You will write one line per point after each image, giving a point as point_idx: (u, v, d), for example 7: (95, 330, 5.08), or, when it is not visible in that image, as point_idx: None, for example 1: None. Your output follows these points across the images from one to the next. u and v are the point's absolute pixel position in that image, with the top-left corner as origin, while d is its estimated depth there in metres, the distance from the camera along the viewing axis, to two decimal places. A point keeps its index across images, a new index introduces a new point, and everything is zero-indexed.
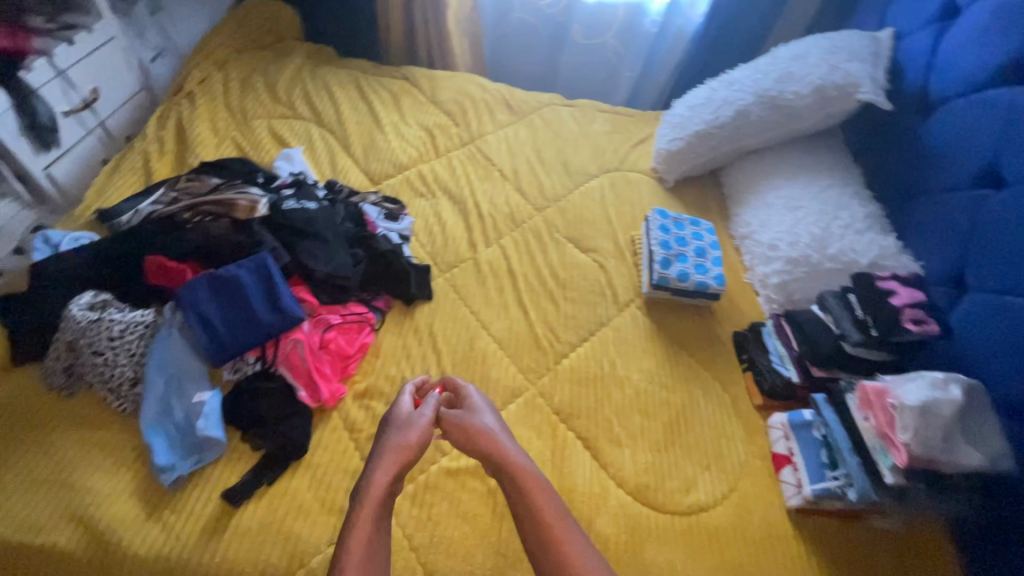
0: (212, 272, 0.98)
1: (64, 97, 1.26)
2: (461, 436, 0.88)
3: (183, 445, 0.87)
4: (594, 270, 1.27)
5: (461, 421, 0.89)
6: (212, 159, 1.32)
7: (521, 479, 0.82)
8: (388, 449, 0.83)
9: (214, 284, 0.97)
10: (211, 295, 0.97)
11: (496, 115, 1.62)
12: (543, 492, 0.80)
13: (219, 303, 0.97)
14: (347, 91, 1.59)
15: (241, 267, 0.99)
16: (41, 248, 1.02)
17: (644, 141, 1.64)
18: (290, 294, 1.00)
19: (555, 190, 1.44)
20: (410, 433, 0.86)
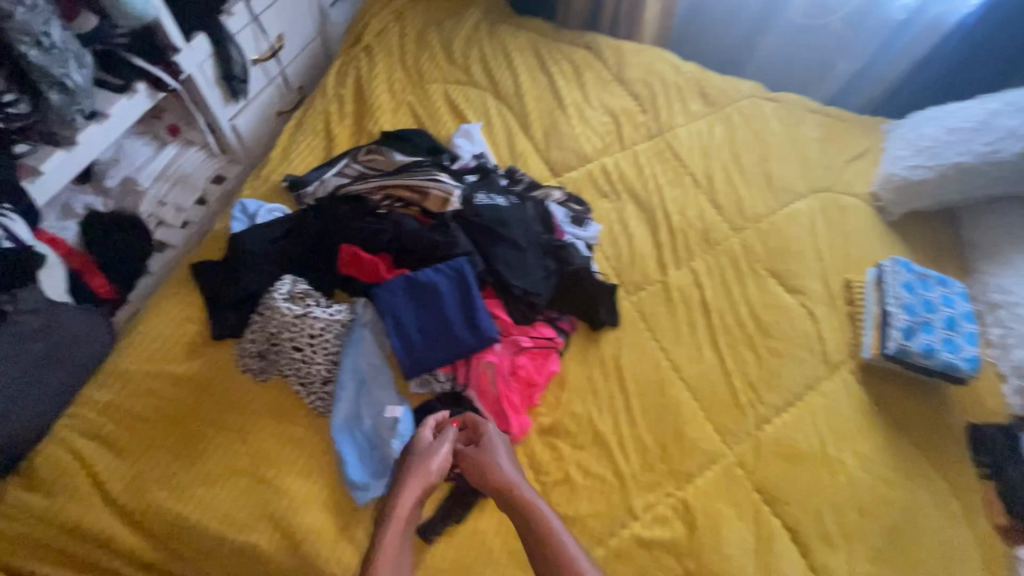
0: (410, 274, 0.91)
1: (255, 45, 1.19)
2: (490, 482, 0.79)
3: (377, 460, 0.84)
4: (802, 318, 1.09)
5: (481, 461, 0.80)
6: (391, 128, 1.22)
7: (552, 539, 0.72)
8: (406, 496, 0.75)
9: (412, 288, 0.90)
10: (407, 301, 0.90)
11: (689, 103, 1.40)
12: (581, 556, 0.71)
13: (414, 309, 0.90)
14: (526, 58, 1.42)
15: (438, 271, 0.91)
16: (239, 219, 1.00)
17: (864, 156, 1.35)
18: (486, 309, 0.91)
19: (756, 208, 1.24)
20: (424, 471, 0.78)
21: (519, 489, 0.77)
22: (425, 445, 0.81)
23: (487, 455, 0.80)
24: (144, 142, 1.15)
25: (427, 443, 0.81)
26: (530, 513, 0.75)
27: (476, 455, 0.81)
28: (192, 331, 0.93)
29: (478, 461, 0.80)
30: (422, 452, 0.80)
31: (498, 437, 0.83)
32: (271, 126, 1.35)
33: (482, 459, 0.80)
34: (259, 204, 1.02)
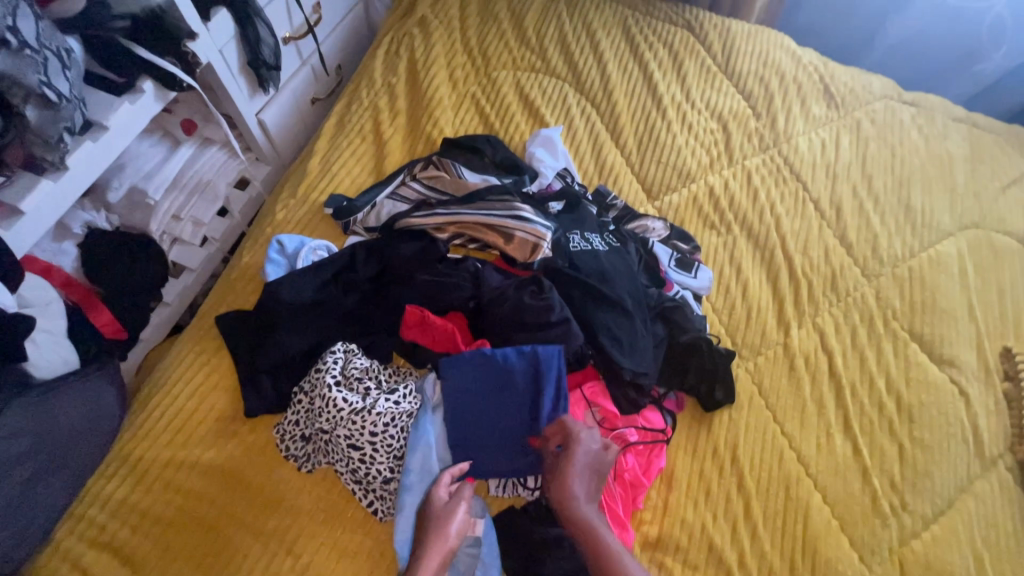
0: (475, 361, 0.71)
1: (287, 19, 0.95)
2: (573, 509, 0.67)
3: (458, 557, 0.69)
4: (951, 398, 0.90)
5: (571, 482, 0.67)
6: (453, 131, 1.00)
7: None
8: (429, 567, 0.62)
9: (479, 380, 0.71)
10: (478, 394, 0.71)
11: (812, 106, 1.15)
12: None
13: (489, 406, 0.71)
14: (614, 40, 1.16)
15: (510, 356, 0.72)
16: (276, 261, 0.79)
17: (1020, 183, 1.12)
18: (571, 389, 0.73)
19: (894, 249, 1.02)
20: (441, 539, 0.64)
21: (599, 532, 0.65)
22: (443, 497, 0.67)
23: (575, 476, 0.67)
24: (150, 142, 0.92)
25: (440, 491, 0.67)
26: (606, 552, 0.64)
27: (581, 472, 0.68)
28: (221, 402, 0.75)
29: (562, 481, 0.67)
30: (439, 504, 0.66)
31: (584, 460, 0.68)
32: (306, 117, 1.12)
33: (574, 480, 0.67)
34: (300, 241, 0.81)
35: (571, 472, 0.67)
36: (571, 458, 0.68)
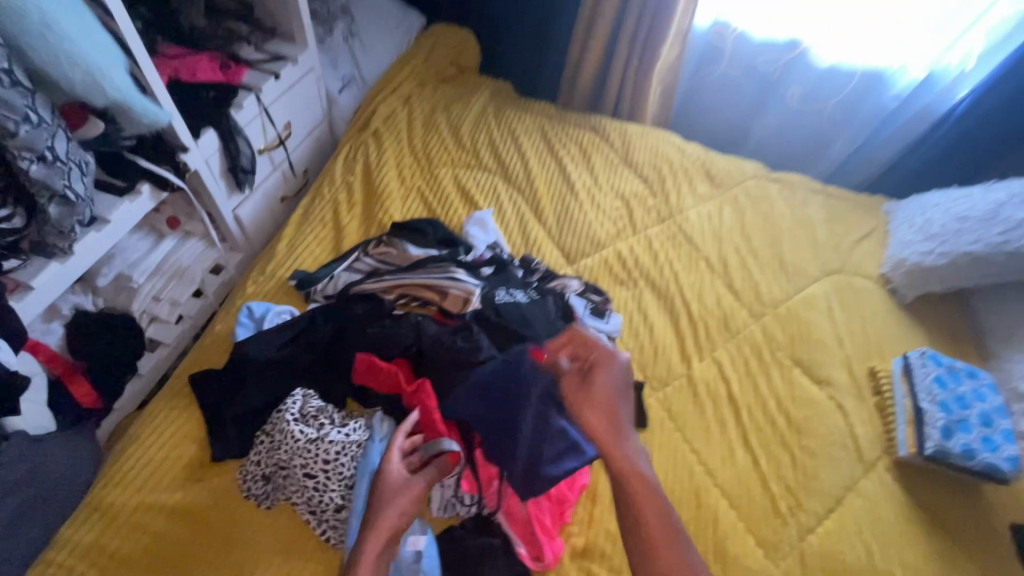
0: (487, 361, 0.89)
1: (262, 133, 1.17)
2: (601, 432, 0.73)
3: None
4: (831, 412, 1.06)
5: (591, 400, 0.75)
6: (401, 216, 1.20)
7: (635, 500, 0.66)
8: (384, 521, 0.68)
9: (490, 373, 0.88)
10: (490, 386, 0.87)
11: (697, 186, 1.42)
12: (664, 523, 0.65)
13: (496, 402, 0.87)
14: (534, 142, 1.43)
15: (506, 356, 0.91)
16: (246, 324, 0.93)
17: (870, 238, 1.37)
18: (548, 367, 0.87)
19: (772, 293, 1.23)
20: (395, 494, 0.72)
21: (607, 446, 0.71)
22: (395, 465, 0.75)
23: (603, 408, 0.74)
24: (139, 237, 1.09)
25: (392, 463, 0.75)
26: (619, 472, 0.69)
27: (595, 394, 0.76)
28: (189, 452, 0.84)
29: (589, 404, 0.75)
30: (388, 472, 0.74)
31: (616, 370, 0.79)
32: (275, 211, 1.31)
33: (582, 402, 0.76)
34: (267, 307, 0.96)
35: (574, 390, 0.78)
36: (586, 386, 0.77)
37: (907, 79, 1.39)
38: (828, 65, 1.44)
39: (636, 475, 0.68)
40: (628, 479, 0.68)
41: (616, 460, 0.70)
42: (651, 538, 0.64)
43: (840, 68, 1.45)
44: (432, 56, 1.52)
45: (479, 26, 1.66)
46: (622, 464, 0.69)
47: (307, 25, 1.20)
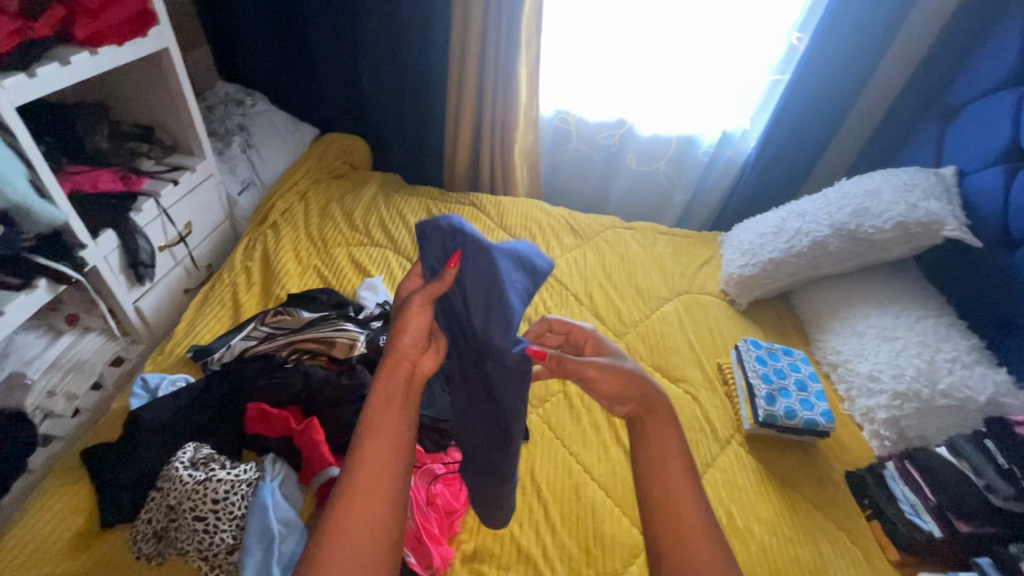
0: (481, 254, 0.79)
1: (162, 232, 1.31)
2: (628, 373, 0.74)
3: None
4: (688, 403, 1.23)
5: (601, 357, 0.80)
6: (297, 289, 1.33)
7: (664, 428, 0.71)
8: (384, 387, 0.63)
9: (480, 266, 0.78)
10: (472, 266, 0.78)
11: (563, 239, 1.66)
12: (682, 452, 0.70)
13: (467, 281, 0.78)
14: (419, 218, 1.64)
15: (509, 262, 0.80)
16: (139, 394, 1.01)
17: (709, 262, 1.63)
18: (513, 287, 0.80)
19: (632, 315, 1.44)
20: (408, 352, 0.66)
21: (640, 386, 0.74)
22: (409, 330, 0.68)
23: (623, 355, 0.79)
24: (36, 334, 1.14)
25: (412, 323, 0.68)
26: (659, 414, 0.72)
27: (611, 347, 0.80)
28: (78, 522, 0.87)
29: (607, 360, 0.76)
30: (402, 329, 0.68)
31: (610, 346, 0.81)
32: (177, 303, 1.41)
33: (598, 351, 0.80)
34: (161, 377, 1.05)
35: (598, 348, 0.81)
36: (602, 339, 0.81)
37: (709, 138, 1.77)
38: (650, 135, 1.81)
39: (657, 401, 0.73)
40: (651, 406, 0.73)
41: (655, 400, 0.73)
42: (662, 451, 0.69)
43: (659, 137, 1.81)
44: (325, 158, 1.75)
45: (368, 132, 1.93)
46: (662, 407, 0.72)
47: (204, 140, 1.40)
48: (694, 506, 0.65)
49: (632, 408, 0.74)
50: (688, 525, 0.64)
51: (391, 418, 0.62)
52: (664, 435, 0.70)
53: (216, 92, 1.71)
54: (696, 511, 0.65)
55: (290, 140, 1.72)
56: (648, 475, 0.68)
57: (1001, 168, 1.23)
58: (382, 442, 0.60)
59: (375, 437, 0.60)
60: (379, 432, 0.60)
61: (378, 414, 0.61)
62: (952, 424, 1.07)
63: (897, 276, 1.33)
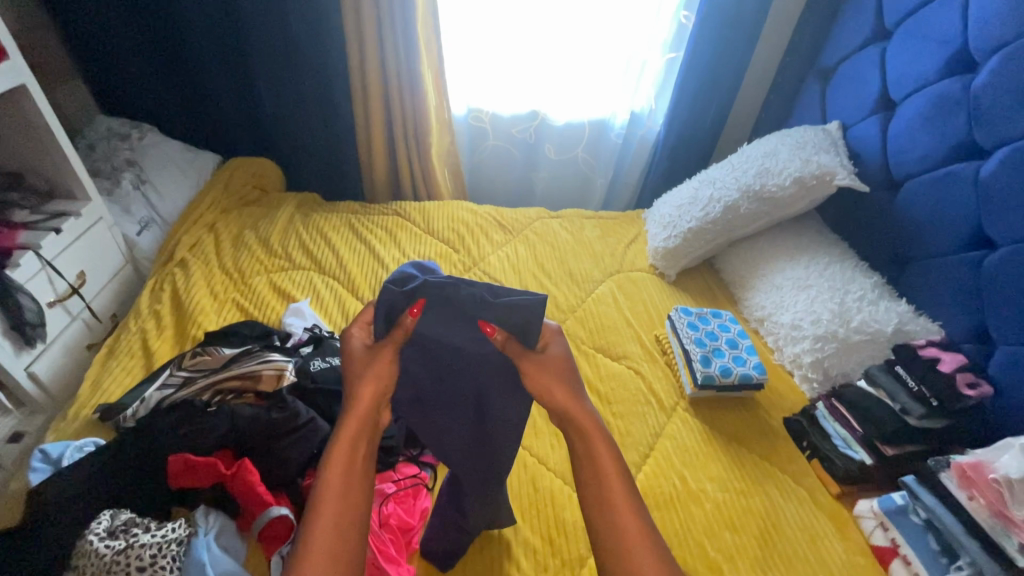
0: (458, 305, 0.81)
1: (50, 287, 1.19)
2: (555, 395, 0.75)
3: None
4: (632, 378, 1.25)
5: (534, 381, 0.76)
6: (216, 326, 1.25)
7: (593, 443, 0.72)
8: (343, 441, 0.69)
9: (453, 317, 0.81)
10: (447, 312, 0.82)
11: (492, 235, 1.64)
12: (615, 463, 0.71)
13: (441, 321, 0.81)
14: (342, 233, 1.58)
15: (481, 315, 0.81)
16: (40, 467, 0.90)
17: (637, 240, 1.67)
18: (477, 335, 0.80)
19: (569, 301, 1.45)
20: (364, 406, 0.72)
21: (571, 406, 0.74)
22: (365, 385, 0.73)
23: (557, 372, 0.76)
24: None
25: (368, 377, 0.74)
26: (586, 427, 0.73)
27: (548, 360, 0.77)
28: None
29: (543, 377, 0.76)
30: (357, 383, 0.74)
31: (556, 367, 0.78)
32: (80, 361, 1.28)
33: (534, 371, 0.76)
34: (65, 445, 0.95)
35: (533, 372, 0.76)
36: (537, 356, 0.77)
37: (619, 120, 1.82)
38: (563, 123, 1.84)
39: (589, 423, 0.73)
40: (579, 424, 0.74)
41: (579, 417, 0.74)
42: (596, 467, 0.71)
43: (573, 124, 1.84)
44: (232, 184, 1.65)
45: (276, 153, 1.85)
46: (587, 421, 0.73)
47: (86, 180, 1.28)
48: (632, 519, 0.67)
49: (567, 428, 0.75)
50: (626, 538, 0.66)
51: (350, 471, 0.66)
52: (596, 451, 0.72)
53: (96, 128, 1.57)
54: (631, 525, 0.67)
55: (189, 170, 1.61)
56: (587, 494, 0.71)
57: (876, 117, 1.34)
58: (342, 494, 0.64)
59: (336, 489, 0.64)
60: (338, 484, 0.65)
61: (337, 468, 0.66)
62: (867, 357, 1.14)
63: (803, 228, 1.42)
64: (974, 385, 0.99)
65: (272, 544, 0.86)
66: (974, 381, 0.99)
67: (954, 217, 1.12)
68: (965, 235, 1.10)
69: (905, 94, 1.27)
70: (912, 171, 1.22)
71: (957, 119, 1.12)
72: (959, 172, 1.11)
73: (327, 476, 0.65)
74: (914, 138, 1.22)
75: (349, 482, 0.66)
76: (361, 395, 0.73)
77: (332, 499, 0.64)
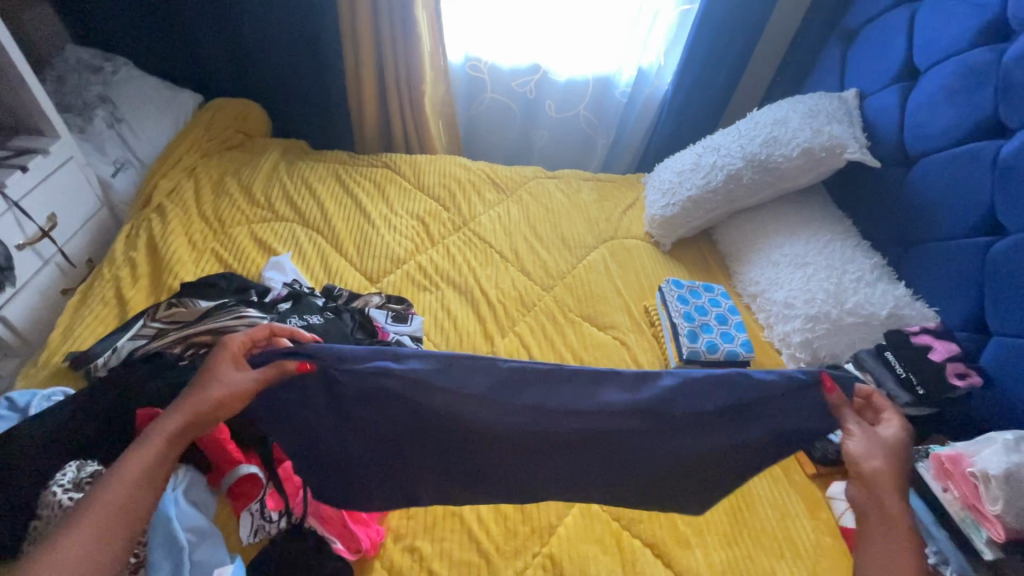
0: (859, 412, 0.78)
1: (18, 229, 1.14)
2: (885, 485, 0.72)
3: None
4: (616, 349, 1.23)
5: (868, 461, 0.73)
6: (194, 277, 1.21)
7: (896, 531, 0.70)
8: (138, 451, 0.67)
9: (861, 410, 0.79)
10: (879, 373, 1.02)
11: (485, 194, 1.57)
12: (904, 512, 0.71)
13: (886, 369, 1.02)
14: (328, 184, 1.52)
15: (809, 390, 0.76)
16: (6, 415, 0.89)
17: (634, 205, 1.61)
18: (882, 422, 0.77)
19: (559, 266, 1.41)
20: (178, 418, 0.70)
21: (888, 496, 0.72)
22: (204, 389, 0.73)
23: (877, 463, 0.73)
24: None
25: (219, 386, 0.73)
26: (892, 511, 0.71)
27: (873, 445, 0.74)
28: None
29: (866, 457, 0.74)
30: (224, 387, 0.73)
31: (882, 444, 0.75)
32: (55, 306, 1.25)
33: (864, 441, 0.74)
34: (32, 393, 0.93)
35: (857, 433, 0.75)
36: (864, 428, 0.75)
37: (625, 77, 1.73)
38: (566, 80, 1.74)
39: (886, 472, 0.73)
40: (886, 515, 0.71)
41: (891, 505, 0.71)
42: (892, 550, 0.69)
43: (576, 81, 1.75)
44: (214, 126, 1.57)
45: (263, 94, 1.75)
46: (898, 509, 0.71)
47: (53, 115, 1.21)
48: None
49: (854, 471, 0.74)
50: None
51: (151, 466, 0.67)
52: (895, 553, 0.69)
53: (66, 59, 1.46)
54: (905, 555, 0.69)
55: (167, 110, 1.52)
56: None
57: (897, 87, 1.25)
58: (140, 470, 0.66)
59: (125, 473, 0.65)
60: (127, 478, 0.65)
61: (140, 455, 0.67)
62: (858, 339, 1.12)
63: (807, 202, 1.36)
64: (963, 376, 0.97)
65: (242, 502, 0.86)
66: (963, 371, 0.97)
67: (968, 200, 1.06)
68: (977, 218, 1.05)
69: (931, 64, 1.18)
70: (928, 147, 1.15)
71: (983, 93, 1.05)
72: (979, 151, 1.05)
73: (128, 457, 0.67)
74: (935, 111, 1.14)
75: (145, 479, 0.66)
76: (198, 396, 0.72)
77: (140, 461, 0.67)
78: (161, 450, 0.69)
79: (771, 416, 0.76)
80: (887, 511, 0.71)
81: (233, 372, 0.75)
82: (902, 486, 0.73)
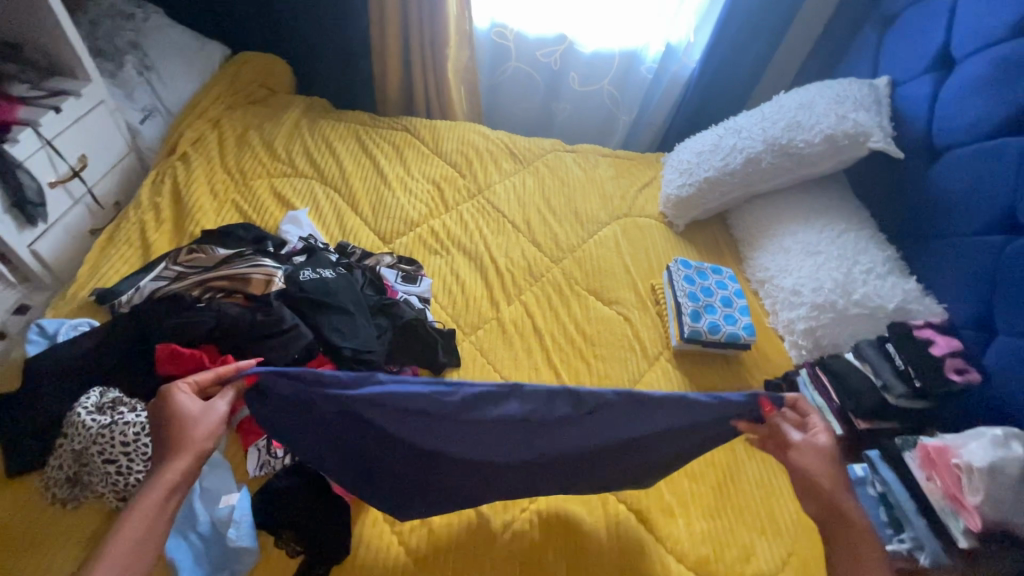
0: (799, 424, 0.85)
1: (50, 167, 1.18)
2: (833, 491, 0.79)
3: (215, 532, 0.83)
4: (620, 324, 1.25)
5: (813, 468, 0.81)
6: (214, 226, 1.25)
7: (855, 536, 0.76)
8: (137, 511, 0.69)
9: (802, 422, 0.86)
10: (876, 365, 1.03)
11: (502, 164, 1.57)
12: (857, 511, 0.78)
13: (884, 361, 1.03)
14: (347, 144, 1.54)
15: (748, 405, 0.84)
16: (36, 341, 0.95)
17: (651, 184, 1.60)
18: (820, 425, 0.85)
19: (570, 240, 1.42)
20: (174, 476, 0.72)
21: (844, 503, 0.78)
22: (190, 446, 0.74)
23: (819, 469, 0.80)
24: None
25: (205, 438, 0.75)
26: (850, 516, 0.77)
27: (809, 452, 0.82)
28: None
29: (810, 467, 0.81)
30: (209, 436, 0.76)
31: (821, 454, 0.82)
32: (83, 245, 1.30)
33: (804, 448, 0.82)
34: (60, 322, 0.99)
35: (800, 445, 0.82)
36: (798, 438, 0.83)
37: (652, 53, 1.69)
38: (592, 52, 1.71)
39: (827, 481, 0.80)
40: (842, 517, 0.77)
41: (849, 512, 0.77)
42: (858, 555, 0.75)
43: (602, 54, 1.72)
44: (240, 79, 1.59)
45: (289, 50, 1.76)
46: (853, 511, 0.78)
47: (86, 58, 1.24)
48: None
49: (801, 482, 0.82)
50: None
51: (153, 522, 0.69)
52: (861, 553, 0.75)
53: None
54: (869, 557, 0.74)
55: (194, 61, 1.54)
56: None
57: (930, 76, 1.22)
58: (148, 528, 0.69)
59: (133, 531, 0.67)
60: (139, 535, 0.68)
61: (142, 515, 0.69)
62: (861, 331, 1.12)
63: (826, 191, 1.35)
64: (961, 372, 0.97)
65: (248, 438, 0.91)
66: (963, 366, 0.97)
67: (990, 196, 1.04)
68: (997, 215, 1.03)
69: (968, 53, 1.14)
70: (955, 140, 1.13)
71: (1017, 87, 1.01)
72: (1006, 147, 1.02)
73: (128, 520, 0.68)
74: (967, 103, 1.11)
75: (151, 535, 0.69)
76: (184, 451, 0.73)
77: (140, 522, 0.68)
78: (158, 507, 0.70)
79: (714, 428, 0.86)
80: (840, 513, 0.78)
81: (203, 414, 0.77)
82: (846, 488, 0.80)
